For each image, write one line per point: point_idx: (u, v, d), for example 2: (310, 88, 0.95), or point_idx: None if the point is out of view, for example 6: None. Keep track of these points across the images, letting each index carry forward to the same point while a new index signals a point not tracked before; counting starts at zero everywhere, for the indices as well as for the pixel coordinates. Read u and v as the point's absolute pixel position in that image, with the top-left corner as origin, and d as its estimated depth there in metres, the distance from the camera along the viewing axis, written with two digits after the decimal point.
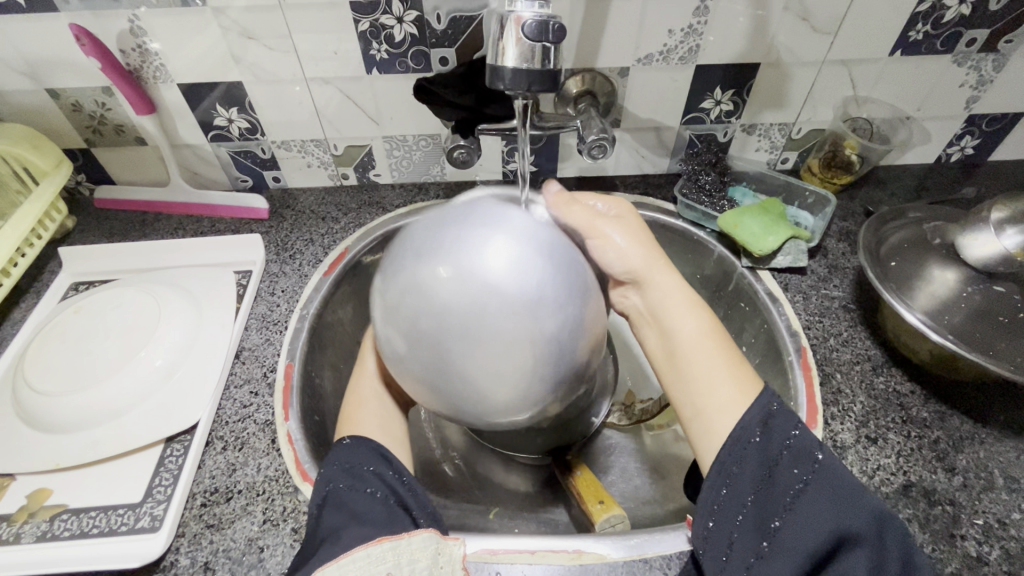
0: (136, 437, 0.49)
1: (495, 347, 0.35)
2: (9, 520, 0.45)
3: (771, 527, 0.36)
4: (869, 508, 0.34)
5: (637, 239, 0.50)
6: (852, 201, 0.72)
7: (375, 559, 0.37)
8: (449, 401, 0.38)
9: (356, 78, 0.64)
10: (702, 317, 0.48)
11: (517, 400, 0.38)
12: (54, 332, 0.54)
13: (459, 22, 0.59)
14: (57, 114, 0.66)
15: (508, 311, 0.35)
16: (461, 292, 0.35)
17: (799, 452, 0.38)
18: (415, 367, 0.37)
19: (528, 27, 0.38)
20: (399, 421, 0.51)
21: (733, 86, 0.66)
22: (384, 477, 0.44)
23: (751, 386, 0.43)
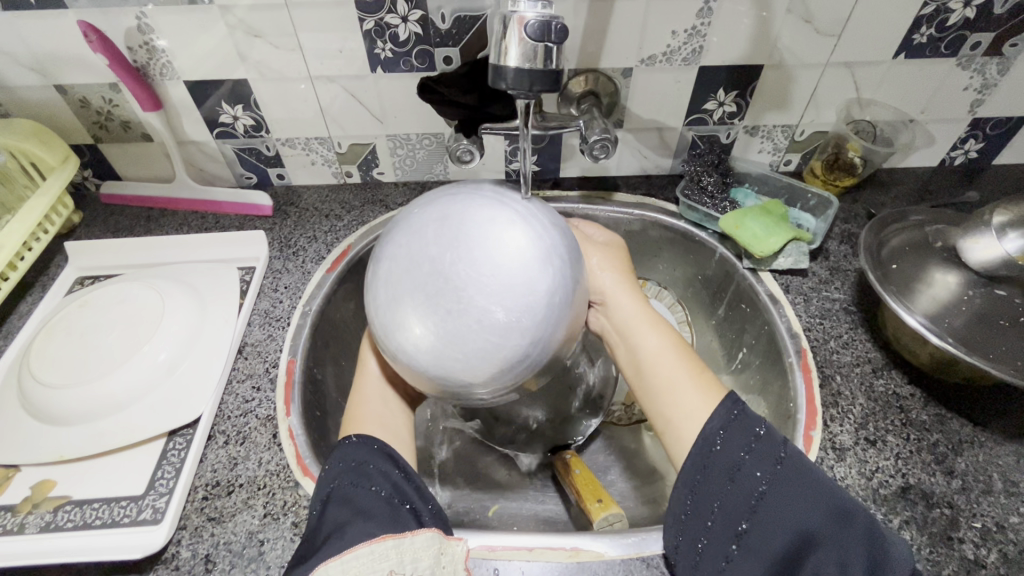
0: (139, 430, 0.49)
1: (504, 273, 0.35)
2: (14, 511, 0.46)
3: (739, 530, 0.38)
4: (828, 509, 0.36)
5: (612, 262, 0.54)
6: (855, 203, 0.72)
7: (378, 557, 0.38)
8: (429, 343, 0.35)
9: (361, 77, 0.64)
10: (666, 333, 0.51)
11: (499, 352, 0.35)
12: (60, 325, 0.55)
13: (463, 21, 0.60)
14: (65, 110, 0.67)
15: (523, 255, 0.36)
16: (483, 221, 0.37)
17: (760, 454, 0.39)
18: (411, 294, 0.36)
19: (531, 27, 0.38)
20: (400, 418, 0.52)
21: (737, 87, 0.66)
22: (386, 474, 0.43)
23: (713, 393, 0.46)
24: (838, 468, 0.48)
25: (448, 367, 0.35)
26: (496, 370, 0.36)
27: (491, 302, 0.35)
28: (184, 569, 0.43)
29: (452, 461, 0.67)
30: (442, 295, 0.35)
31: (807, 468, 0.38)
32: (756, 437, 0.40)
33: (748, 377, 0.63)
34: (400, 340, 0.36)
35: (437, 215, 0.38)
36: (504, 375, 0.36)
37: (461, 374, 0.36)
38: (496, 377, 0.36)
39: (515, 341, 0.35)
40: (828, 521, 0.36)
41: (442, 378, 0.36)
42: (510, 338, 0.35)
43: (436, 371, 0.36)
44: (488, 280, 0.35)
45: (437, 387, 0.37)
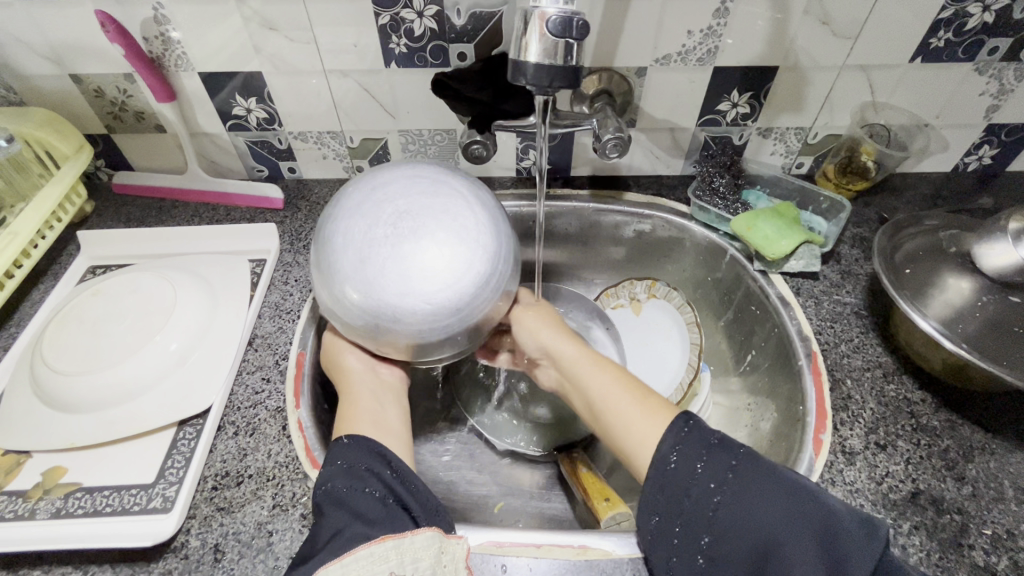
0: (150, 419, 0.49)
1: (451, 210, 0.42)
2: (25, 497, 0.46)
3: (703, 543, 0.39)
4: (782, 514, 0.37)
5: (548, 320, 0.56)
6: (867, 207, 0.72)
7: (379, 558, 0.37)
8: (407, 286, 0.40)
9: (375, 71, 0.64)
10: (610, 369, 0.51)
11: (468, 274, 0.41)
12: (72, 313, 0.55)
13: (478, 17, 0.60)
14: (80, 100, 0.67)
15: (474, 218, 0.42)
16: (412, 180, 0.43)
17: (713, 464, 0.41)
18: (376, 248, 0.40)
19: (553, 23, 0.38)
20: (396, 420, 0.50)
21: (751, 88, 0.66)
22: (379, 475, 0.43)
23: (667, 413, 0.47)
24: (847, 472, 0.48)
25: (431, 302, 0.41)
26: (471, 289, 0.42)
27: (444, 255, 0.41)
28: (193, 558, 0.43)
29: (459, 457, 0.67)
30: (406, 247, 0.40)
31: (758, 474, 0.40)
32: (708, 449, 0.42)
33: (756, 380, 0.63)
34: (379, 296, 0.40)
35: (394, 186, 0.43)
36: (480, 295, 0.42)
37: (444, 303, 0.41)
38: (473, 297, 0.42)
39: (480, 262, 0.42)
40: (781, 525, 0.37)
41: (428, 315, 0.41)
42: (475, 261, 0.42)
43: (420, 310, 0.41)
44: (445, 235, 0.41)
45: (424, 326, 0.42)
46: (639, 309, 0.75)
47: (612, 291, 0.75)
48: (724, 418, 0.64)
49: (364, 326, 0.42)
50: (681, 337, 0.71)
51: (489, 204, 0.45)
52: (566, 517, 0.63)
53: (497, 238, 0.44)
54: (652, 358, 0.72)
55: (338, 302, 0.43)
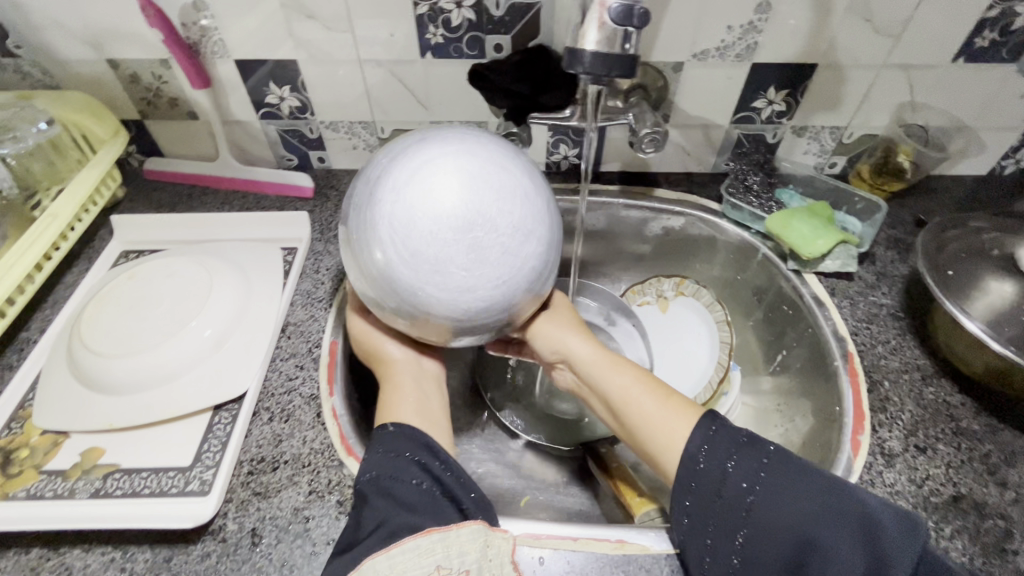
0: (186, 403, 0.49)
1: (503, 197, 0.40)
2: (64, 476, 0.47)
3: (737, 542, 0.39)
4: (818, 513, 0.37)
5: (563, 321, 0.53)
6: (902, 209, 0.71)
7: (424, 551, 0.38)
8: (459, 279, 0.40)
9: (410, 62, 0.64)
10: (631, 370, 0.49)
11: (519, 266, 0.41)
12: (109, 296, 0.55)
13: (516, 9, 0.59)
14: (115, 85, 0.67)
15: (525, 207, 0.41)
16: (460, 159, 0.41)
17: (744, 463, 0.40)
18: (427, 240, 0.39)
19: (614, 11, 0.39)
20: (437, 408, 0.50)
21: (788, 86, 0.65)
22: (427, 466, 0.43)
23: (692, 412, 0.45)
24: (886, 473, 0.48)
25: (482, 294, 0.41)
26: (522, 280, 0.42)
27: (495, 251, 0.40)
28: (231, 542, 0.44)
29: (484, 449, 0.67)
30: (458, 241, 0.39)
31: (790, 472, 0.39)
32: (737, 447, 0.41)
33: (787, 381, 0.62)
34: (430, 290, 0.40)
35: (443, 167, 0.40)
36: (529, 284, 0.43)
37: (494, 295, 0.41)
38: (523, 287, 0.42)
39: (532, 252, 0.42)
40: (818, 522, 0.36)
41: (479, 306, 0.41)
42: (528, 254, 0.41)
43: (470, 304, 0.41)
44: (498, 229, 0.40)
45: (472, 318, 0.42)
46: (666, 307, 0.74)
47: (638, 288, 0.75)
48: (753, 418, 0.64)
49: (412, 313, 0.43)
50: (710, 336, 0.70)
51: (537, 184, 0.43)
52: (593, 513, 0.63)
53: (547, 225, 0.43)
54: (679, 355, 0.71)
55: (385, 288, 0.42)
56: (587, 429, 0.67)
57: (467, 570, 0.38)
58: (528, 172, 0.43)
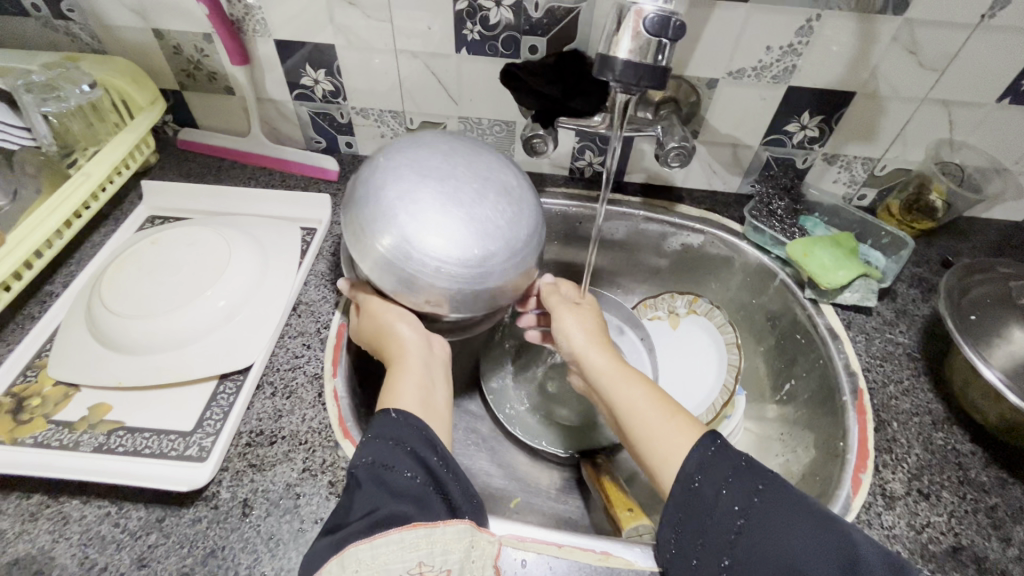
0: (194, 369, 0.51)
1: (488, 167, 0.46)
2: (71, 428, 0.48)
3: (723, 565, 0.38)
4: (811, 547, 0.35)
5: (585, 320, 0.55)
6: (929, 248, 0.69)
7: (407, 545, 0.38)
8: (460, 233, 0.42)
9: (445, 56, 0.65)
10: (641, 382, 0.49)
11: (516, 223, 0.44)
12: (132, 258, 0.56)
13: (555, 12, 0.59)
14: (158, 54, 0.69)
15: (513, 182, 0.47)
16: (441, 142, 0.47)
17: (739, 487, 0.39)
18: (425, 197, 0.43)
19: (650, 21, 0.38)
20: (440, 398, 0.50)
21: (823, 111, 0.64)
22: (424, 460, 0.43)
23: (694, 431, 0.44)
24: (885, 516, 0.47)
25: (485, 248, 0.43)
26: (520, 237, 0.45)
27: (492, 208, 0.44)
28: (223, 509, 0.44)
29: (479, 447, 0.67)
30: (457, 199, 0.43)
31: (784, 501, 0.38)
32: (734, 471, 0.40)
33: (793, 411, 0.61)
34: (430, 244, 0.42)
35: (436, 149, 0.46)
36: (527, 245, 0.45)
37: (497, 248, 0.43)
38: (521, 246, 0.45)
39: (522, 216, 0.45)
40: (805, 555, 0.35)
41: (482, 262, 0.43)
42: (520, 216, 0.45)
43: (471, 257, 0.42)
44: (490, 191, 0.44)
45: (474, 276, 0.43)
46: (676, 323, 0.74)
47: (650, 302, 0.74)
48: (754, 445, 0.63)
49: (416, 279, 0.43)
50: (719, 357, 0.69)
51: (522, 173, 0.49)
52: (582, 523, 0.62)
53: (533, 198, 0.47)
54: (685, 373, 0.70)
55: (387, 258, 0.43)
56: (585, 438, 0.67)
57: (448, 569, 0.39)
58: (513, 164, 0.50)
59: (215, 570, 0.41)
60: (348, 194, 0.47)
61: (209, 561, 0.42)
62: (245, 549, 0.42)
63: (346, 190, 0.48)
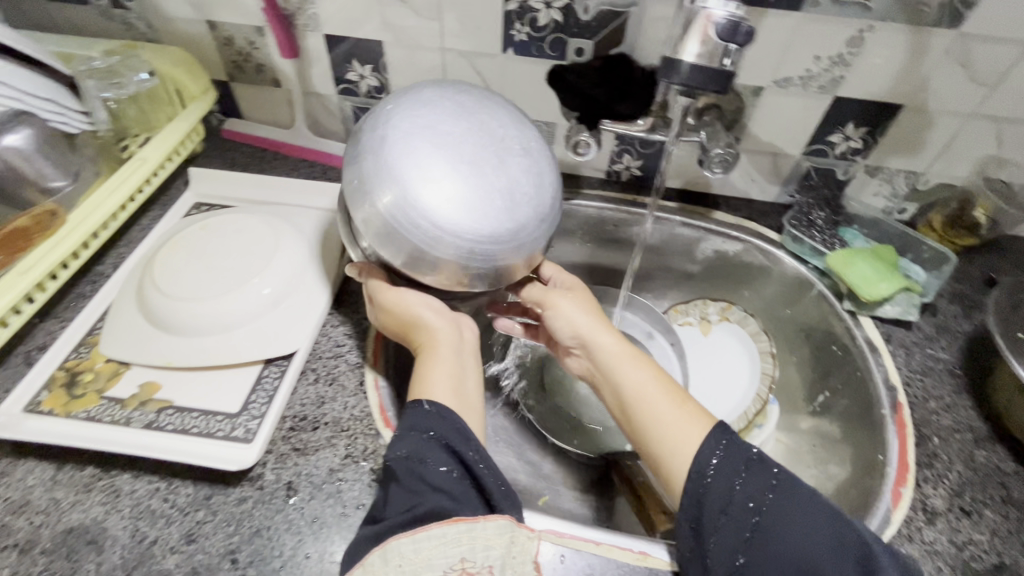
0: (241, 353, 0.52)
1: (498, 124, 0.44)
2: (122, 404, 0.49)
3: (737, 563, 0.38)
4: (827, 545, 0.36)
5: (583, 304, 0.52)
6: (971, 265, 0.69)
7: (451, 540, 0.39)
8: (489, 204, 0.41)
9: (491, 55, 0.66)
10: (648, 367, 0.48)
11: (539, 184, 0.44)
12: (183, 242, 0.58)
13: (605, 15, 0.60)
14: (210, 45, 0.71)
15: (528, 140, 0.45)
16: (442, 98, 0.44)
17: (753, 482, 0.39)
18: (446, 175, 0.41)
19: (722, 27, 0.38)
20: (473, 390, 0.50)
21: (868, 123, 0.64)
22: (458, 452, 0.43)
23: (705, 422, 0.44)
24: (926, 531, 0.46)
25: (515, 216, 0.42)
26: (546, 198, 0.44)
27: (515, 176, 0.42)
28: (268, 490, 0.45)
29: (507, 443, 0.68)
30: (478, 172, 0.41)
31: (798, 496, 0.38)
32: (748, 465, 0.40)
33: (828, 422, 0.61)
34: (459, 225, 0.41)
35: (442, 112, 0.43)
36: (552, 209, 0.45)
37: (526, 214, 0.43)
38: (546, 212, 0.44)
39: (545, 181, 0.44)
40: (823, 554, 0.36)
41: (513, 236, 0.42)
42: (542, 180, 0.44)
43: (502, 233, 0.42)
44: (510, 157, 0.43)
45: (507, 252, 0.43)
46: (707, 330, 0.74)
47: (681, 307, 0.75)
48: (786, 456, 0.63)
49: (451, 260, 0.42)
50: (751, 366, 0.69)
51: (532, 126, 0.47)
52: (610, 524, 0.62)
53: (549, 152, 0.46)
54: (717, 378, 0.70)
55: (414, 240, 0.42)
56: (612, 439, 0.69)
57: (490, 565, 0.40)
58: (521, 116, 0.47)
59: (260, 548, 0.42)
60: (350, 168, 0.44)
61: (254, 540, 0.43)
62: (289, 530, 0.43)
63: (346, 163, 0.45)
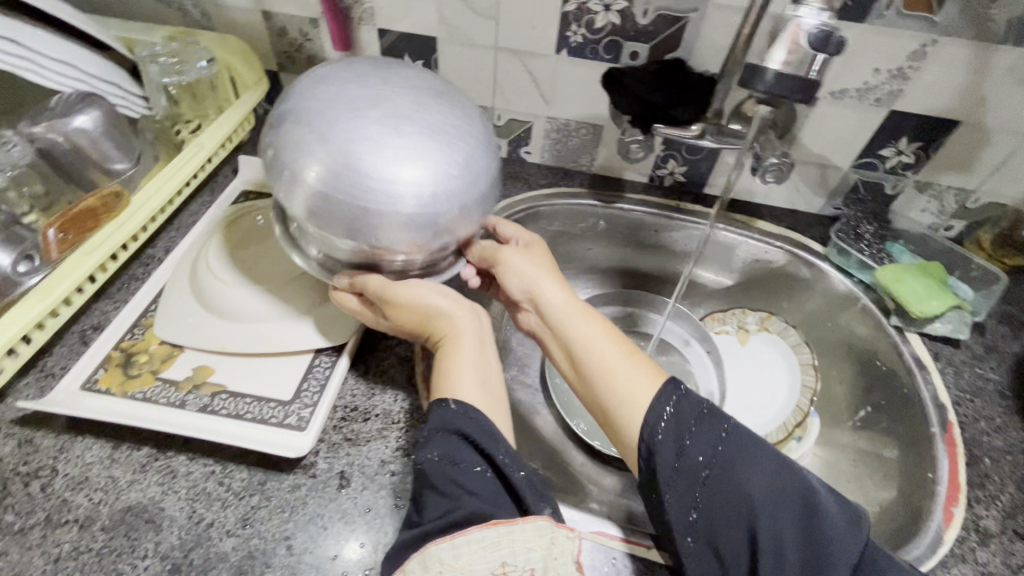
0: (294, 342, 0.52)
1: (404, 78, 0.42)
2: (177, 387, 0.50)
3: (689, 519, 0.39)
4: (770, 494, 0.37)
5: (534, 259, 0.52)
6: (1019, 285, 0.68)
7: (489, 544, 0.38)
8: (431, 147, 0.39)
9: (544, 56, 0.66)
10: (599, 321, 0.47)
11: (466, 117, 0.42)
12: (235, 227, 0.58)
13: (664, 20, 0.60)
14: (263, 35, 0.71)
15: (437, 84, 0.43)
16: (338, 69, 0.43)
17: (703, 438, 0.40)
18: (371, 138, 0.38)
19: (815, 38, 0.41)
20: (502, 393, 0.49)
21: (922, 138, 0.63)
22: (489, 452, 0.43)
23: (657, 375, 0.44)
24: (979, 552, 0.46)
25: (456, 149, 0.40)
26: (478, 128, 0.42)
27: (440, 114, 0.41)
28: (320, 479, 0.46)
29: (542, 444, 0.68)
30: (401, 121, 0.39)
31: (745, 448, 0.39)
32: (698, 419, 0.41)
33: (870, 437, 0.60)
34: (405, 176, 0.38)
35: (343, 84, 0.41)
36: (489, 138, 0.43)
37: (465, 145, 0.41)
38: (484, 139, 0.42)
39: (469, 114, 0.43)
40: (767, 503, 0.37)
41: (463, 169, 0.40)
42: (467, 114, 0.42)
43: (452, 169, 0.40)
44: (425, 100, 0.41)
45: (465, 188, 0.41)
46: (745, 339, 0.73)
47: (719, 315, 0.74)
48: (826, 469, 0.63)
49: (412, 215, 0.39)
50: (791, 378, 0.68)
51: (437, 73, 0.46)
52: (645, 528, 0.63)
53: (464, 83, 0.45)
54: (753, 391, 0.69)
55: (370, 214, 0.39)
56: None
57: (532, 568, 0.38)
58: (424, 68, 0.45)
59: (315, 535, 0.43)
60: (273, 172, 0.42)
61: (309, 526, 0.43)
62: (343, 519, 0.44)
63: (267, 168, 0.42)
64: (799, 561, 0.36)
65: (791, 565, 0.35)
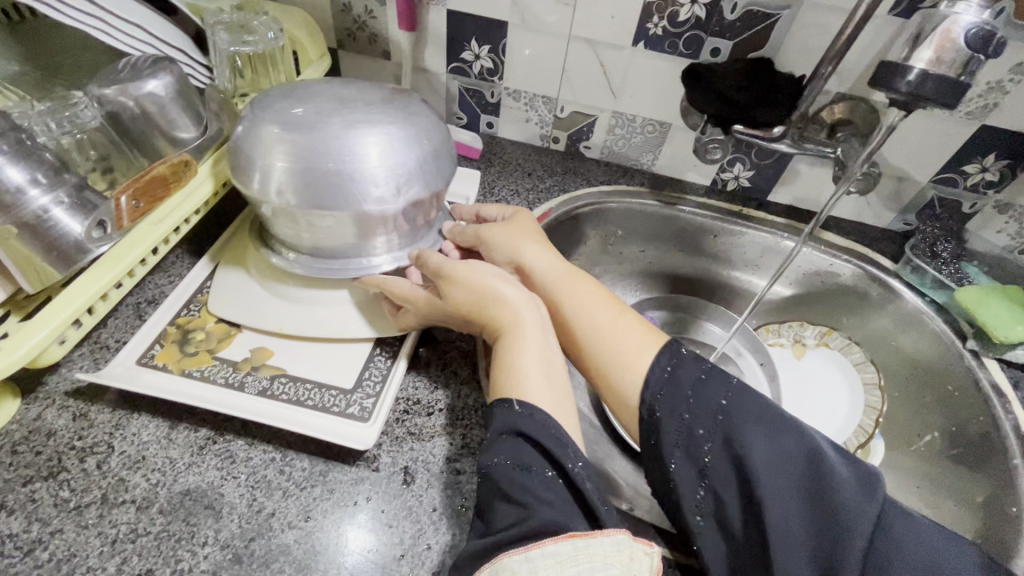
0: (356, 329, 0.51)
1: (330, 85, 0.48)
2: (236, 367, 0.48)
3: (698, 496, 0.36)
4: (773, 462, 0.34)
5: (515, 229, 0.54)
6: None
7: (567, 559, 0.34)
8: (376, 116, 0.44)
9: (619, 47, 0.63)
10: (583, 281, 0.49)
11: (390, 97, 0.47)
12: None
13: (753, 16, 0.57)
14: (325, 10, 0.69)
15: (357, 84, 0.48)
16: (273, 91, 0.48)
17: (699, 405, 0.37)
18: (312, 124, 0.42)
19: (974, 37, 0.40)
20: (569, 401, 0.45)
21: (1011, 155, 0.60)
22: (558, 458, 0.39)
23: (647, 329, 0.45)
24: None
25: (388, 118, 0.44)
26: (404, 102, 0.47)
27: (366, 100, 0.45)
28: (384, 473, 0.44)
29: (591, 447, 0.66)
30: (334, 108, 0.44)
31: (746, 411, 0.36)
32: (692, 388, 0.38)
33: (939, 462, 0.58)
34: (348, 146, 0.42)
35: (279, 98, 0.46)
36: (418, 108, 0.47)
37: (395, 113, 0.45)
38: (412, 108, 0.47)
39: (395, 95, 0.47)
40: (770, 472, 0.34)
41: (399, 131, 0.44)
42: (392, 96, 0.47)
43: (389, 132, 0.43)
44: (351, 94, 0.46)
45: (407, 146, 0.44)
46: (802, 353, 0.71)
47: (774, 327, 0.73)
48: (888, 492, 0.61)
49: (367, 176, 0.43)
50: (851, 391, 0.66)
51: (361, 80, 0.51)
52: None
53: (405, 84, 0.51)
54: (812, 404, 0.67)
55: (328, 180, 0.42)
56: None
57: None
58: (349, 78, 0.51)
59: (377, 531, 0.41)
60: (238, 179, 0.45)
61: (371, 522, 0.41)
62: (410, 518, 0.42)
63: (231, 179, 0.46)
64: (808, 533, 0.32)
65: (799, 537, 0.32)
